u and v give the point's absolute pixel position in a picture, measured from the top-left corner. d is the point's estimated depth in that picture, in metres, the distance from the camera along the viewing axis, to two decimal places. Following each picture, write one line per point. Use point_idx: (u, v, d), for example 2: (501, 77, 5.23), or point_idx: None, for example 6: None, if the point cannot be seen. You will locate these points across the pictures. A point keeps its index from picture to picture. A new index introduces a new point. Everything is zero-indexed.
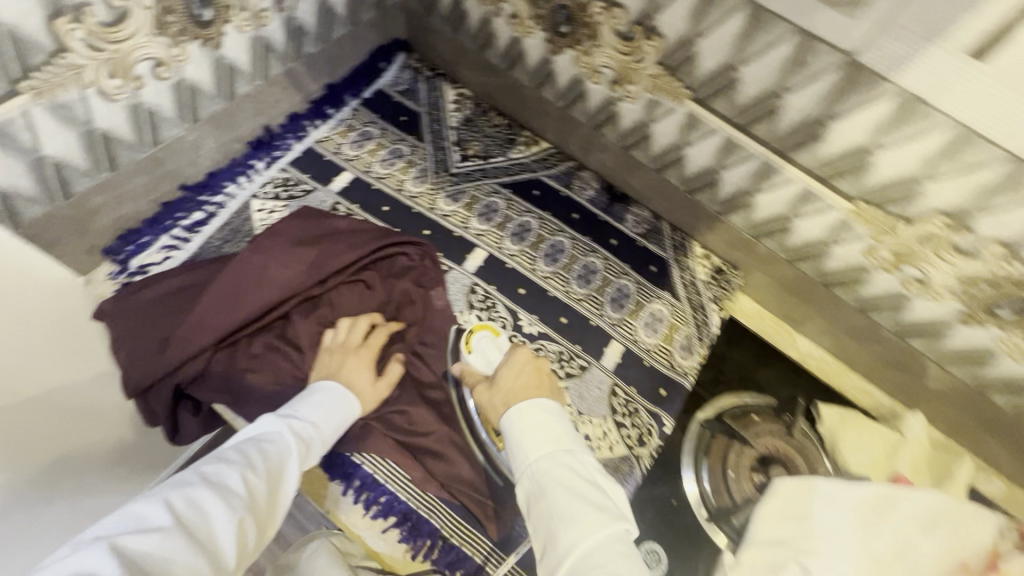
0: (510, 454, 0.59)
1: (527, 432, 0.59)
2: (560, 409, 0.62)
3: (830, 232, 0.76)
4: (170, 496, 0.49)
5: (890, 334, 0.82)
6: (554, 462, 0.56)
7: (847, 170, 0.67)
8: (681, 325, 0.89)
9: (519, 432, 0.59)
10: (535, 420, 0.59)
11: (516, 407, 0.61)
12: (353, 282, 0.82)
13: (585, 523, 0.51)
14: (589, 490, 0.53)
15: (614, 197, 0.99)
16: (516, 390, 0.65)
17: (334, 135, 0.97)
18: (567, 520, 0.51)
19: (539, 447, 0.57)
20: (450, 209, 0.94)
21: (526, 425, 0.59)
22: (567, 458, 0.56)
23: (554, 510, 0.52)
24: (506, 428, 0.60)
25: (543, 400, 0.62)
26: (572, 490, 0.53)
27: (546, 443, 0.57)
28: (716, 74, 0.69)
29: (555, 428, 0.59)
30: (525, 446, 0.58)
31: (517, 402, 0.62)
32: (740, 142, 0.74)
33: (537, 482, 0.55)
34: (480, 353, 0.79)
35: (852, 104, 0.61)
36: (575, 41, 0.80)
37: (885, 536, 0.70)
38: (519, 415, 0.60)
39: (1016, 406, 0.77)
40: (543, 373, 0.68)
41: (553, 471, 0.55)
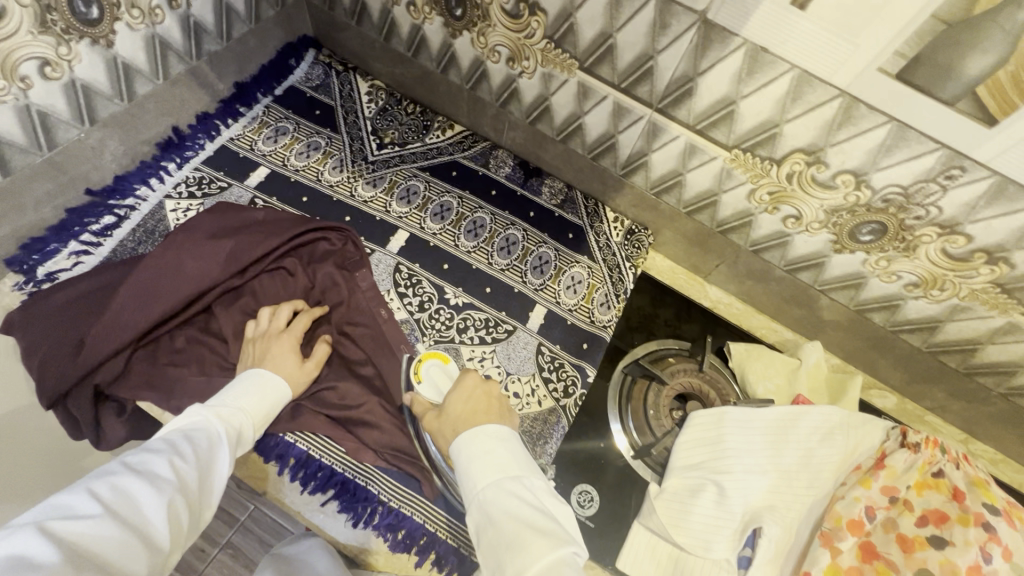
0: (463, 484, 0.61)
1: (477, 460, 0.61)
2: (510, 433, 0.64)
3: (717, 182, 0.83)
4: (93, 484, 0.48)
5: (783, 272, 0.90)
6: (502, 490, 0.58)
7: (719, 121, 0.74)
8: (599, 283, 0.95)
9: (468, 461, 0.61)
10: (483, 447, 0.62)
11: (465, 435, 0.63)
12: (275, 270, 0.84)
13: (529, 546, 0.52)
14: (533, 516, 0.55)
15: (529, 172, 1.04)
16: (463, 415, 0.68)
17: (248, 132, 0.98)
18: (511, 545, 0.52)
19: (488, 475, 0.60)
20: (370, 195, 0.97)
21: (474, 454, 0.62)
22: (515, 484, 0.59)
23: (501, 537, 0.53)
24: (456, 459, 0.63)
25: (492, 426, 0.64)
26: (517, 516, 0.55)
27: (493, 471, 0.60)
28: (596, 42, 0.75)
29: (504, 456, 0.61)
30: (473, 474, 0.60)
31: (467, 429, 0.65)
32: (628, 105, 0.80)
33: (487, 511, 0.57)
34: (431, 384, 0.77)
35: (712, 59, 0.68)
36: (470, 23, 0.85)
37: (790, 452, 0.77)
38: (467, 445, 0.63)
39: (892, 321, 0.86)
40: (492, 397, 0.69)
41: (501, 499, 0.57)
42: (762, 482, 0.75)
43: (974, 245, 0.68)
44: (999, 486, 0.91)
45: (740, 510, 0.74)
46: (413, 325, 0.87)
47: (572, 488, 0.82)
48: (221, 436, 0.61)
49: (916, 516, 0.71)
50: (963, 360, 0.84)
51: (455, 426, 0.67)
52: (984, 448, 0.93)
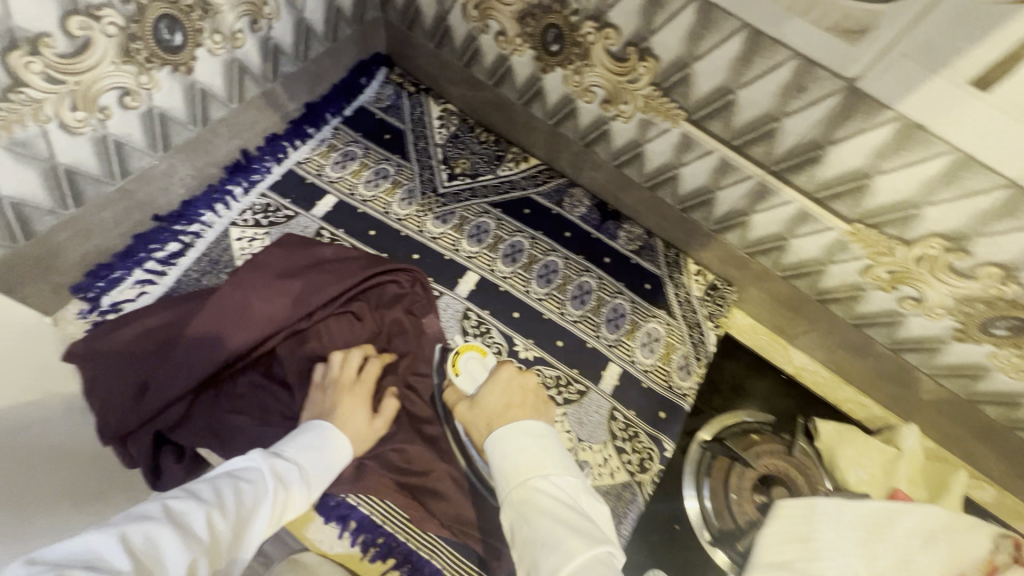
0: (495, 481, 0.56)
1: (510, 457, 0.56)
2: (546, 430, 0.59)
3: (827, 252, 0.75)
4: (127, 529, 0.42)
5: (886, 349, 0.82)
6: (534, 488, 0.52)
7: (845, 193, 0.67)
8: (678, 343, 0.88)
9: (501, 458, 0.56)
10: (517, 444, 0.56)
11: (498, 431, 0.58)
12: (342, 313, 0.79)
13: (566, 547, 0.46)
14: (569, 514, 0.49)
15: (606, 214, 0.97)
16: (498, 407, 0.64)
17: (316, 156, 0.93)
18: (546, 546, 0.47)
19: (519, 469, 0.54)
20: (439, 231, 0.92)
21: (507, 451, 0.56)
22: (548, 480, 0.53)
23: (532, 533, 0.49)
24: (489, 455, 0.58)
25: (527, 422, 0.59)
26: (551, 515, 0.49)
27: (526, 467, 0.54)
28: (712, 96, 0.68)
29: (537, 449, 0.56)
30: (506, 472, 0.55)
31: (502, 424, 0.60)
32: (736, 164, 0.73)
33: (519, 509, 0.52)
34: (468, 376, 0.75)
35: (852, 130, 0.60)
36: (566, 60, 0.78)
37: (883, 552, 0.70)
38: (498, 438, 0.58)
39: (1008, 416, 0.78)
40: (527, 390, 0.66)
41: (534, 496, 0.52)
42: None
43: None
44: None
45: None
46: None
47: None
48: (269, 495, 0.55)
49: None
50: None
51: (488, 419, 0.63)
52: None
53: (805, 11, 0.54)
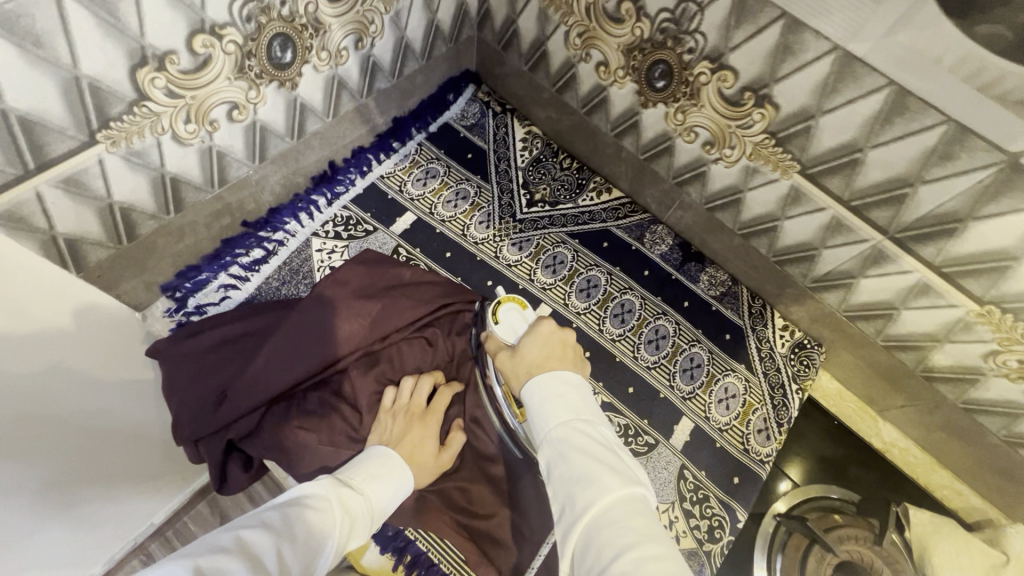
0: (531, 424, 0.52)
1: (547, 402, 0.51)
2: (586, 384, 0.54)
3: (944, 329, 0.68)
4: (198, 564, 0.42)
5: (999, 440, 0.74)
6: (572, 429, 0.48)
7: (981, 273, 0.60)
8: (757, 403, 0.83)
9: (539, 402, 0.52)
10: (555, 391, 0.52)
11: (537, 377, 0.54)
12: (416, 337, 0.77)
13: (600, 484, 0.43)
14: (607, 452, 0.46)
15: (689, 255, 0.92)
16: (534, 361, 0.58)
17: (399, 171, 0.93)
18: (584, 478, 0.43)
19: (556, 410, 0.50)
20: (515, 258, 0.90)
21: (545, 395, 0.52)
22: (589, 422, 0.49)
23: (569, 465, 0.45)
24: (526, 400, 0.54)
25: (566, 371, 0.54)
26: (590, 453, 0.45)
27: (564, 410, 0.50)
28: (835, 153, 0.62)
29: (576, 394, 0.52)
30: (544, 414, 0.51)
31: (540, 372, 0.55)
32: (850, 225, 0.67)
33: (556, 449, 0.47)
34: (508, 323, 0.69)
35: (1004, 208, 0.54)
36: (671, 97, 0.74)
37: None
38: (534, 381, 0.54)
39: None
40: (569, 346, 0.60)
41: (573, 435, 0.48)
42: None
43: None
44: None
45: None
46: None
47: None
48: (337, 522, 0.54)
49: None
50: None
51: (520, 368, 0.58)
52: None
53: (970, 77, 0.48)
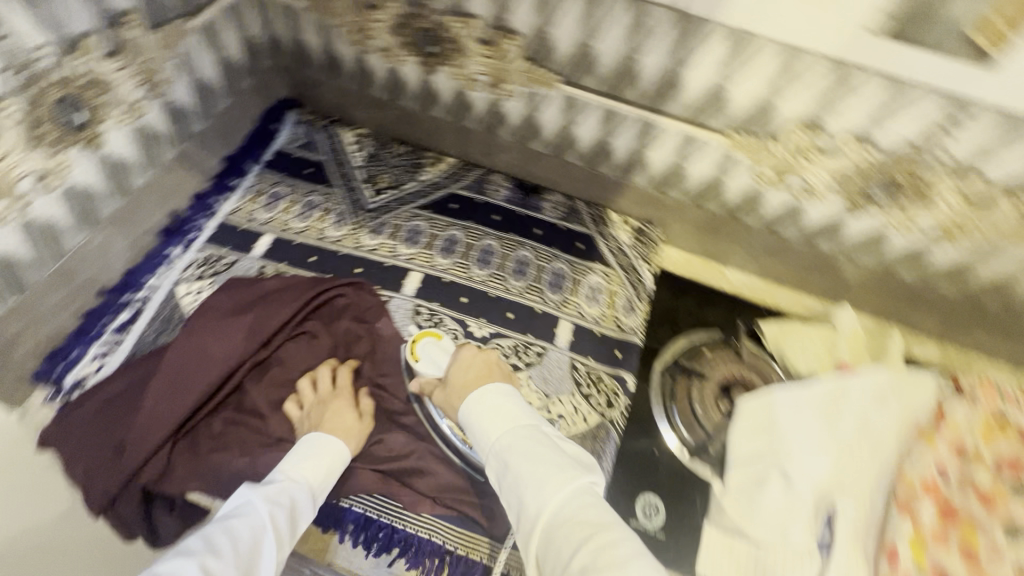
0: (478, 443, 0.63)
1: (489, 420, 0.62)
2: (515, 394, 0.66)
3: (719, 167, 0.82)
4: None
5: (799, 244, 0.89)
6: (515, 439, 0.59)
7: (712, 109, 0.74)
8: (618, 288, 0.94)
9: (482, 422, 0.63)
10: (492, 408, 0.63)
11: (473, 396, 0.65)
12: (298, 334, 0.83)
13: (549, 485, 0.54)
14: (548, 454, 0.57)
15: (527, 190, 1.04)
16: (475, 368, 0.73)
17: (245, 204, 0.98)
18: (531, 485, 0.54)
19: (498, 428, 0.61)
20: (375, 242, 0.97)
21: (485, 415, 0.63)
22: (528, 430, 0.60)
23: (518, 476, 0.56)
24: (469, 423, 0.65)
25: (496, 385, 0.66)
26: (534, 459, 0.57)
27: (505, 424, 0.61)
28: (575, 54, 0.76)
29: (511, 408, 0.63)
30: (488, 431, 0.62)
31: (474, 393, 0.66)
32: (617, 109, 0.80)
33: (504, 461, 0.58)
34: (428, 359, 0.80)
35: (693, 49, 0.69)
36: (445, 57, 0.85)
37: (845, 424, 0.78)
38: (472, 402, 0.65)
39: (920, 275, 0.84)
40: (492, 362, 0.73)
41: (514, 446, 0.59)
42: (823, 462, 0.75)
43: (992, 184, 0.68)
44: None
45: (809, 493, 0.73)
46: None
47: (636, 499, 0.79)
48: (269, 522, 0.58)
49: (990, 465, 0.73)
50: (1004, 302, 0.82)
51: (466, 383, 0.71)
52: None
53: None
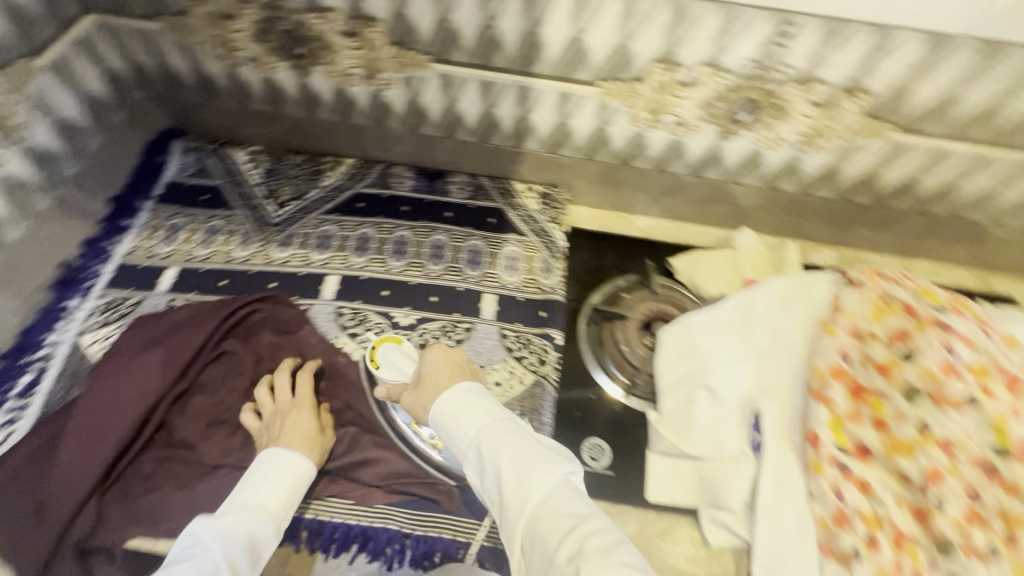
0: (451, 441, 0.59)
1: (462, 416, 0.59)
2: (483, 388, 0.63)
3: (599, 118, 0.86)
4: None
5: (691, 177, 0.95)
6: (492, 434, 0.56)
7: (577, 62, 0.78)
8: (534, 253, 0.97)
9: (454, 419, 0.59)
10: (463, 405, 0.60)
11: (443, 394, 0.62)
12: (218, 358, 0.82)
13: (533, 478, 0.52)
14: (530, 446, 0.55)
15: (431, 177, 1.05)
16: (446, 363, 0.68)
17: (142, 241, 0.95)
18: (516, 479, 0.52)
19: (473, 424, 0.58)
20: (286, 255, 0.96)
21: (456, 412, 0.60)
22: (504, 424, 0.57)
23: (499, 474, 0.53)
24: (439, 423, 0.61)
25: (466, 382, 0.63)
26: (515, 452, 0.54)
27: (481, 419, 0.58)
28: (437, 31, 0.77)
29: (486, 404, 0.60)
30: (461, 429, 0.58)
31: (444, 390, 0.63)
32: (491, 79, 0.83)
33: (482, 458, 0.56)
34: (388, 364, 0.79)
35: (544, 7, 0.72)
36: (315, 58, 0.85)
37: (758, 331, 0.84)
38: (442, 400, 0.61)
39: (798, 183, 0.92)
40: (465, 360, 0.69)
41: (493, 441, 0.56)
42: (743, 370, 0.81)
43: (831, 87, 0.74)
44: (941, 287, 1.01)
45: (735, 401, 0.79)
46: None
47: (582, 445, 0.82)
48: (225, 560, 0.57)
49: (883, 340, 0.79)
50: (870, 193, 0.92)
51: (431, 380, 0.66)
52: (922, 265, 1.04)
53: None
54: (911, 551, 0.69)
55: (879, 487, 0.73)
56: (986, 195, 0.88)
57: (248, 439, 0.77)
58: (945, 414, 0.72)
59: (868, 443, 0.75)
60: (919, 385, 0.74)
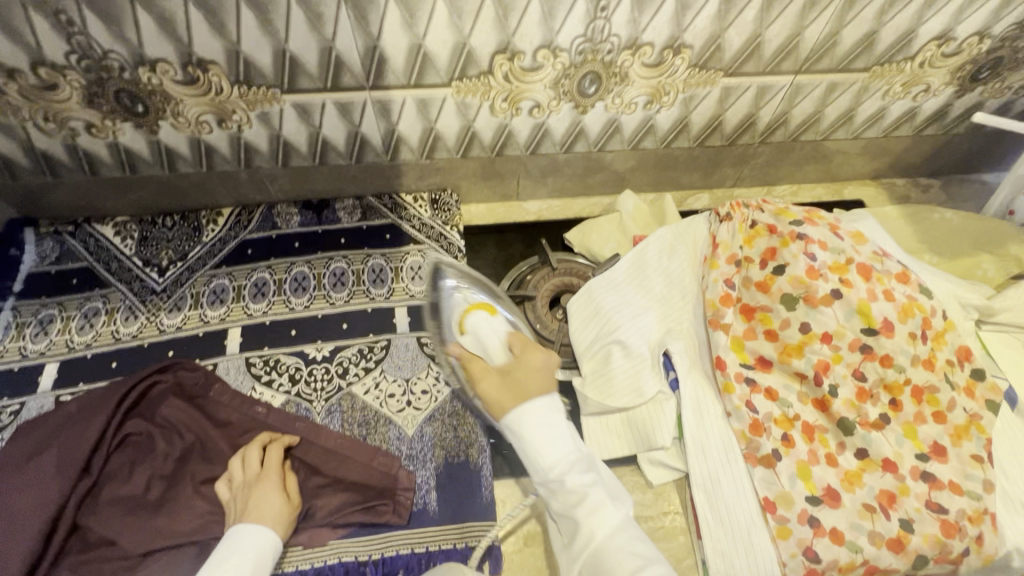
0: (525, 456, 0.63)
1: (542, 439, 0.62)
2: (561, 408, 0.66)
3: (462, 116, 0.89)
4: None
5: (564, 154, 1.01)
6: (570, 468, 0.61)
7: (424, 67, 0.80)
8: (436, 257, 0.99)
9: (534, 440, 0.62)
10: (544, 428, 0.62)
11: (523, 407, 0.64)
12: (123, 443, 0.77)
13: (606, 518, 0.59)
14: (603, 488, 0.61)
15: (318, 208, 1.04)
16: (540, 366, 0.68)
17: (10, 343, 0.87)
18: (593, 518, 0.59)
19: (551, 451, 0.61)
20: (180, 319, 0.91)
21: (536, 433, 0.62)
22: (582, 460, 0.62)
23: (577, 504, 0.60)
24: (516, 432, 0.63)
25: (547, 400, 0.64)
26: (593, 492, 0.60)
27: (560, 450, 0.62)
28: (278, 62, 0.77)
29: (565, 431, 0.63)
30: (541, 453, 0.61)
31: (524, 400, 0.64)
32: (346, 99, 0.84)
33: (554, 487, 0.61)
34: (474, 333, 0.75)
35: (377, 21, 0.73)
36: (159, 112, 0.82)
37: (654, 281, 0.92)
38: (521, 417, 0.63)
39: (659, 141, 1.01)
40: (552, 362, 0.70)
41: (571, 476, 0.61)
42: (647, 319, 0.88)
43: (657, 48, 0.81)
44: (797, 204, 1.14)
45: (645, 348, 0.85)
46: (297, 400, 0.84)
47: None
48: None
49: (757, 262, 0.87)
50: (721, 136, 1.02)
51: (523, 378, 0.67)
52: (780, 189, 1.17)
53: None
54: (821, 438, 0.77)
55: (784, 391, 0.81)
56: (813, 117, 1.00)
57: (175, 516, 0.73)
58: (818, 311, 0.79)
59: (766, 355, 0.83)
60: (793, 292, 0.81)
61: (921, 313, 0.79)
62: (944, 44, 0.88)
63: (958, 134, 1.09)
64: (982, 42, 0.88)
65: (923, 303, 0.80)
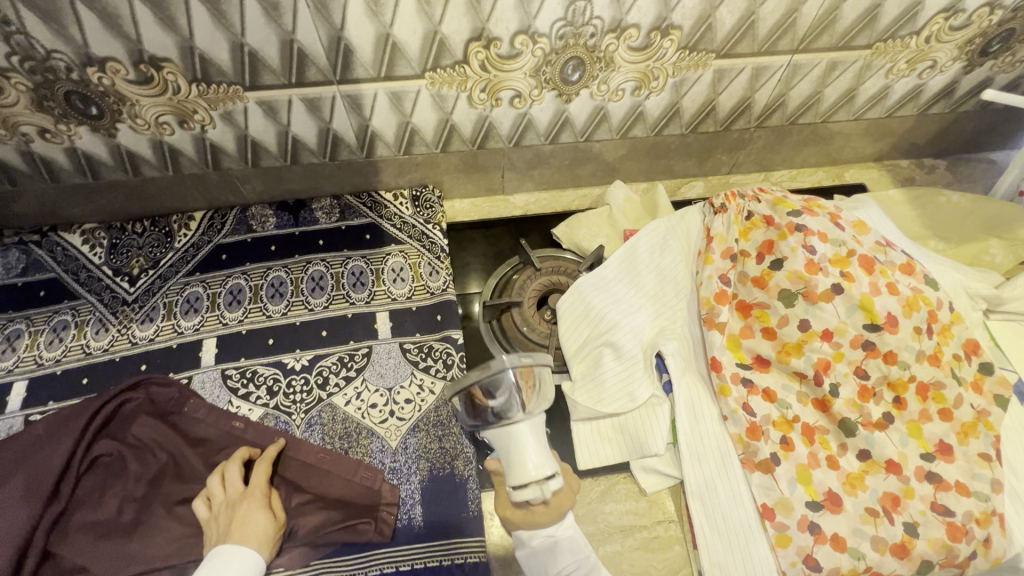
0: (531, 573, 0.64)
1: (547, 558, 0.63)
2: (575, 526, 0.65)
3: (438, 108, 0.84)
4: None
5: (550, 146, 0.96)
6: None
7: (393, 58, 0.75)
8: (418, 258, 0.95)
9: (538, 559, 0.63)
10: (550, 548, 0.63)
11: (529, 528, 0.64)
12: (94, 465, 0.73)
13: None
14: None
15: (294, 209, 1.00)
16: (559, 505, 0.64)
17: None
18: None
19: (556, 565, 0.62)
20: (153, 330, 0.88)
21: (541, 553, 0.63)
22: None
23: None
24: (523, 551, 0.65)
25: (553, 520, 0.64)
26: None
27: (565, 569, 0.62)
28: (235, 57, 0.71)
29: (573, 542, 0.63)
30: (544, 569, 0.63)
31: (528, 521, 0.64)
32: (313, 94, 0.79)
33: None
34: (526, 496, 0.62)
35: (338, 10, 0.67)
36: (114, 114, 0.77)
37: (645, 278, 0.88)
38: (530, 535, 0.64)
39: (649, 129, 0.95)
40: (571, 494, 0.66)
41: None
42: (640, 318, 0.84)
43: (644, 29, 0.76)
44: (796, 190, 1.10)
45: (638, 349, 0.81)
46: (275, 413, 0.81)
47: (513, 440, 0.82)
48: None
49: (754, 257, 0.82)
50: (714, 122, 0.97)
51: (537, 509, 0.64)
52: (778, 175, 1.13)
53: None
54: (821, 440, 0.74)
55: (783, 391, 0.77)
56: (813, 99, 0.94)
57: (149, 541, 0.70)
58: (819, 307, 0.75)
59: (764, 353, 0.79)
60: (792, 288, 0.77)
61: (926, 305, 0.75)
62: (952, 17, 0.82)
63: (965, 112, 1.03)
64: (994, 13, 0.82)
65: (929, 295, 0.75)
